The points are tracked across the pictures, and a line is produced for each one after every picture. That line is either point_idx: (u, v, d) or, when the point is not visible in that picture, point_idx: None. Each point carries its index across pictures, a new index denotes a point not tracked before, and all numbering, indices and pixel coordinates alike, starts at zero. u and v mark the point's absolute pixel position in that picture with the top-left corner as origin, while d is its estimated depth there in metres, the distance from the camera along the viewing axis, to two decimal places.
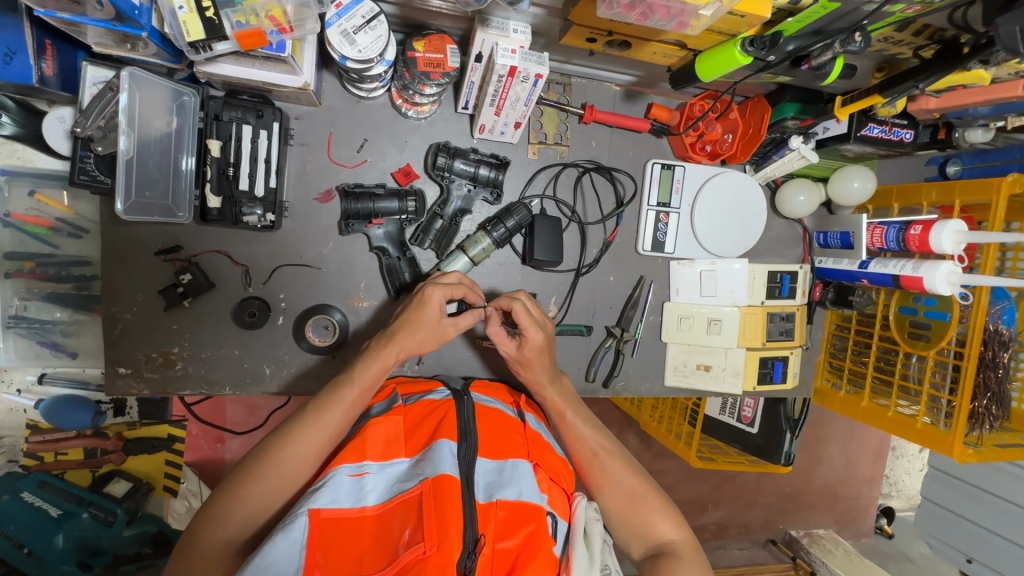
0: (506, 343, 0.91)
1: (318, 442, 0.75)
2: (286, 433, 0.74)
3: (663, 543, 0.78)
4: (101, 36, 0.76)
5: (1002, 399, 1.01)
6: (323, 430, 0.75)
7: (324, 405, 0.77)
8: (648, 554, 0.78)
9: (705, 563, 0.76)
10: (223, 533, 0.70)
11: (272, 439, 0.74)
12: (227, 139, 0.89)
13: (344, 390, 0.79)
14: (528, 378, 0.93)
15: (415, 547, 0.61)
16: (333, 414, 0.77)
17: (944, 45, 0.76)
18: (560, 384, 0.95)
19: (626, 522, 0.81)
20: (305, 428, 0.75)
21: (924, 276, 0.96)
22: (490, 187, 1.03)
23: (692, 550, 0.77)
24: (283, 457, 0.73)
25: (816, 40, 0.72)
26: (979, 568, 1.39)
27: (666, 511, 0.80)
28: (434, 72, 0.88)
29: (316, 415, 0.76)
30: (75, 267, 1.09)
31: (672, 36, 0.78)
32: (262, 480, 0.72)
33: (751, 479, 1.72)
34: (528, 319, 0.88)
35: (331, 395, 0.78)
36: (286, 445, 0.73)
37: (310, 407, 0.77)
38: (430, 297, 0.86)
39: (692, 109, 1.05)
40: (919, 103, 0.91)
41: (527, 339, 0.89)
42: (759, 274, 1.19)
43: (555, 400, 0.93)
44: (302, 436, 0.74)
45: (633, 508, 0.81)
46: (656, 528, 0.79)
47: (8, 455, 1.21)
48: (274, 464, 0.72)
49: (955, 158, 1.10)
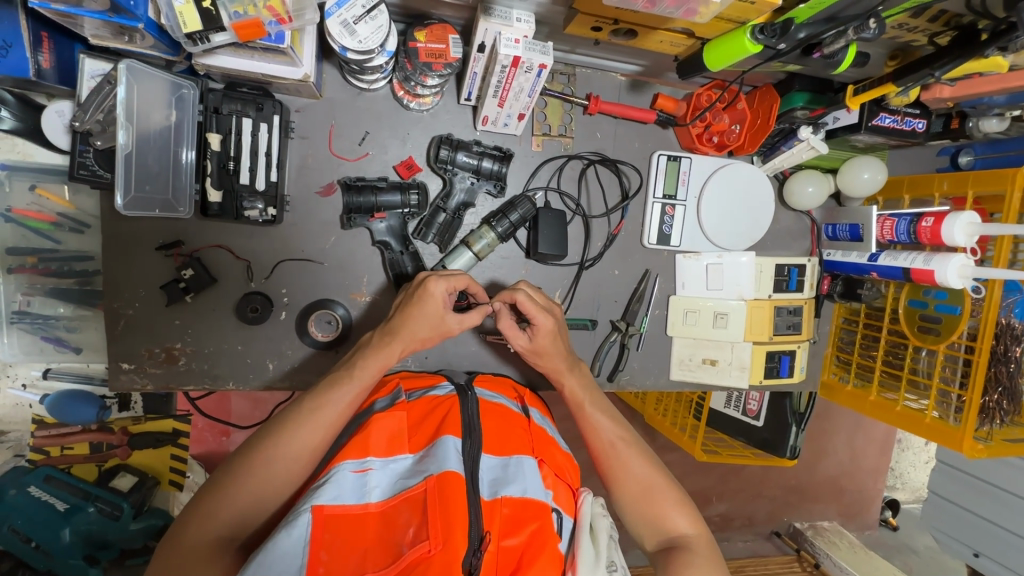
0: (518, 338, 0.91)
1: (319, 441, 0.74)
2: (281, 430, 0.73)
3: (677, 537, 0.76)
4: (98, 28, 0.75)
5: (1014, 394, 1.00)
6: (322, 430, 0.74)
7: (323, 405, 0.75)
8: (662, 548, 0.76)
9: (720, 559, 0.74)
10: (212, 534, 0.67)
11: (270, 438, 0.72)
12: (227, 132, 0.88)
13: (343, 389, 0.77)
14: (546, 367, 0.92)
15: (419, 545, 0.60)
16: (333, 412, 0.75)
17: (961, 32, 0.73)
18: (580, 371, 0.93)
19: (638, 515, 0.79)
20: (306, 427, 0.73)
21: (936, 269, 0.95)
22: (494, 180, 1.02)
23: (706, 546, 0.75)
24: (277, 454, 0.71)
25: (829, 27, 0.69)
26: (986, 562, 1.36)
27: (683, 504, 0.78)
28: (437, 63, 0.86)
29: (315, 414, 0.75)
30: (77, 262, 1.07)
31: (680, 24, 0.76)
32: (258, 478, 0.70)
33: (757, 471, 1.71)
34: (535, 306, 0.88)
35: (332, 390, 0.77)
36: (283, 440, 0.72)
37: (310, 407, 0.75)
38: (432, 291, 0.84)
39: (698, 100, 1.02)
40: (933, 91, 0.88)
41: (537, 326, 0.89)
42: (767, 267, 1.17)
43: (573, 388, 0.90)
44: (306, 432, 0.73)
45: (649, 501, 0.78)
46: (671, 522, 0.77)
47: (14, 450, 1.21)
48: (269, 464, 0.71)
49: (968, 148, 1.08)
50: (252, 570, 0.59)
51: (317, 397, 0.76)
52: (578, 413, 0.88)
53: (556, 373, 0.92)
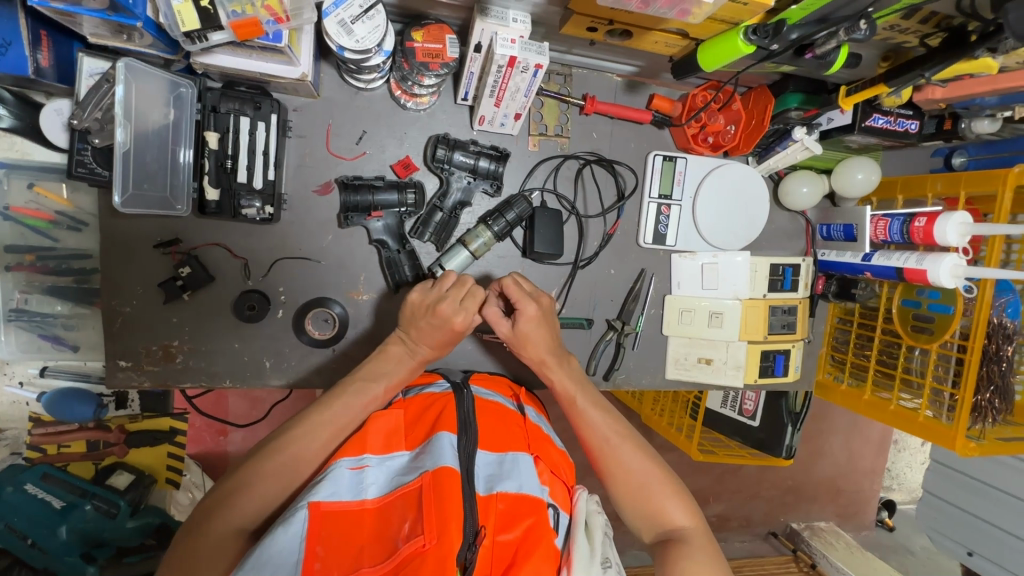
0: (501, 324, 0.92)
1: (337, 439, 0.76)
2: (300, 429, 0.75)
3: (674, 529, 0.76)
4: (97, 27, 0.75)
5: (1006, 393, 1.01)
6: (339, 428, 0.77)
7: (339, 403, 0.78)
8: (659, 541, 0.76)
9: (718, 552, 0.74)
10: (234, 526, 0.67)
11: (291, 435, 0.74)
12: (225, 131, 0.89)
13: (357, 390, 0.80)
14: (535, 359, 0.92)
15: (415, 539, 0.60)
16: (350, 412, 0.78)
17: (951, 34, 0.74)
18: (569, 366, 0.93)
19: (637, 508, 0.79)
20: (325, 427, 0.76)
21: (928, 268, 0.96)
22: (490, 179, 1.03)
23: (703, 538, 0.75)
24: (298, 450, 0.73)
25: (820, 28, 0.70)
26: (980, 561, 1.36)
27: (679, 497, 0.78)
28: (433, 63, 0.87)
29: (331, 411, 0.77)
30: (75, 260, 1.08)
31: (674, 24, 0.77)
32: (279, 472, 0.71)
33: (753, 471, 1.72)
34: (520, 292, 0.91)
35: (352, 395, 0.79)
36: (303, 438, 0.74)
37: (330, 406, 0.78)
38: (453, 321, 0.87)
39: (694, 101, 1.03)
40: (925, 93, 0.90)
41: (522, 312, 0.90)
42: (761, 267, 1.18)
43: (562, 383, 0.91)
44: (325, 430, 0.76)
45: (646, 495, 0.79)
46: (668, 515, 0.77)
47: (11, 448, 1.21)
48: (291, 459, 0.72)
49: (961, 150, 1.08)
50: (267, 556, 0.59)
51: (338, 401, 0.78)
52: (572, 410, 0.89)
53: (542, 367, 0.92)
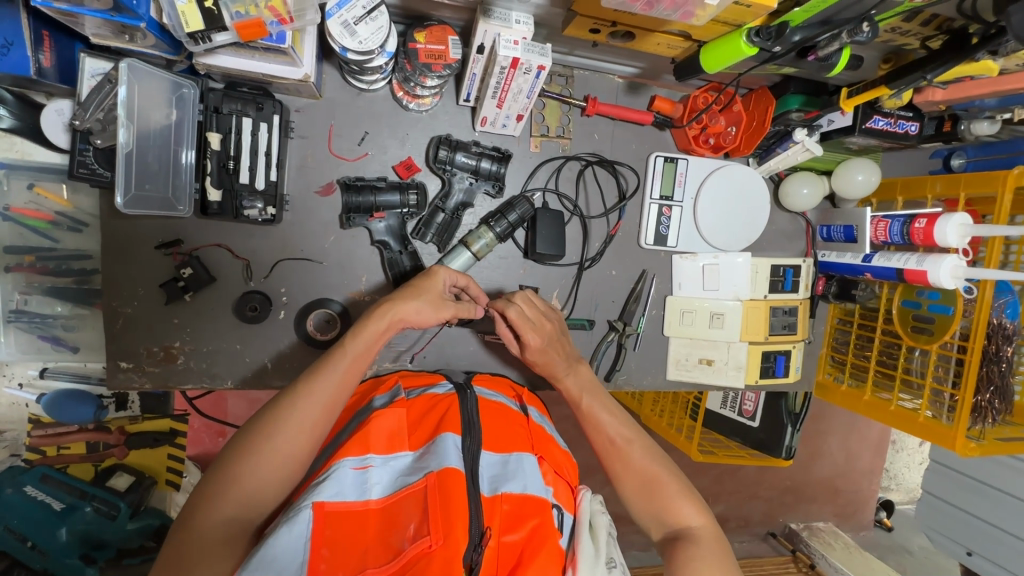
0: (513, 343, 0.94)
1: (320, 418, 0.73)
2: (277, 410, 0.72)
3: (684, 528, 0.76)
4: (99, 27, 0.75)
5: (1005, 394, 1.01)
6: (318, 403, 0.73)
7: (316, 377, 0.75)
8: (668, 539, 0.76)
9: (728, 553, 0.74)
10: (219, 519, 0.66)
11: (268, 420, 0.71)
12: (227, 132, 0.89)
13: (335, 363, 0.76)
14: (545, 369, 0.93)
15: (421, 540, 0.60)
16: (326, 387, 0.74)
17: (952, 36, 0.75)
18: (576, 373, 0.94)
19: (646, 507, 0.79)
20: (303, 405, 0.72)
21: (928, 270, 0.97)
22: (492, 180, 1.03)
23: (714, 538, 0.75)
24: (277, 435, 0.70)
25: (823, 30, 0.70)
26: (979, 561, 1.37)
27: (690, 497, 0.78)
28: (436, 64, 0.87)
29: (308, 386, 0.74)
30: (75, 261, 1.08)
31: (676, 26, 0.77)
32: (259, 458, 0.69)
33: (751, 472, 1.72)
34: (522, 321, 0.89)
35: (328, 367, 0.76)
36: (280, 420, 0.71)
37: (309, 382, 0.74)
38: (437, 273, 0.87)
39: (695, 102, 1.03)
40: (925, 94, 0.90)
41: (527, 343, 0.90)
42: (762, 268, 1.19)
43: (570, 389, 0.92)
44: (303, 411, 0.72)
45: (655, 493, 0.79)
46: (679, 513, 0.77)
47: (11, 449, 1.20)
48: (270, 442, 0.70)
49: (959, 151, 1.08)
50: (252, 567, 0.58)
51: (313, 375, 0.75)
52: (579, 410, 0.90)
53: (549, 366, 0.93)
